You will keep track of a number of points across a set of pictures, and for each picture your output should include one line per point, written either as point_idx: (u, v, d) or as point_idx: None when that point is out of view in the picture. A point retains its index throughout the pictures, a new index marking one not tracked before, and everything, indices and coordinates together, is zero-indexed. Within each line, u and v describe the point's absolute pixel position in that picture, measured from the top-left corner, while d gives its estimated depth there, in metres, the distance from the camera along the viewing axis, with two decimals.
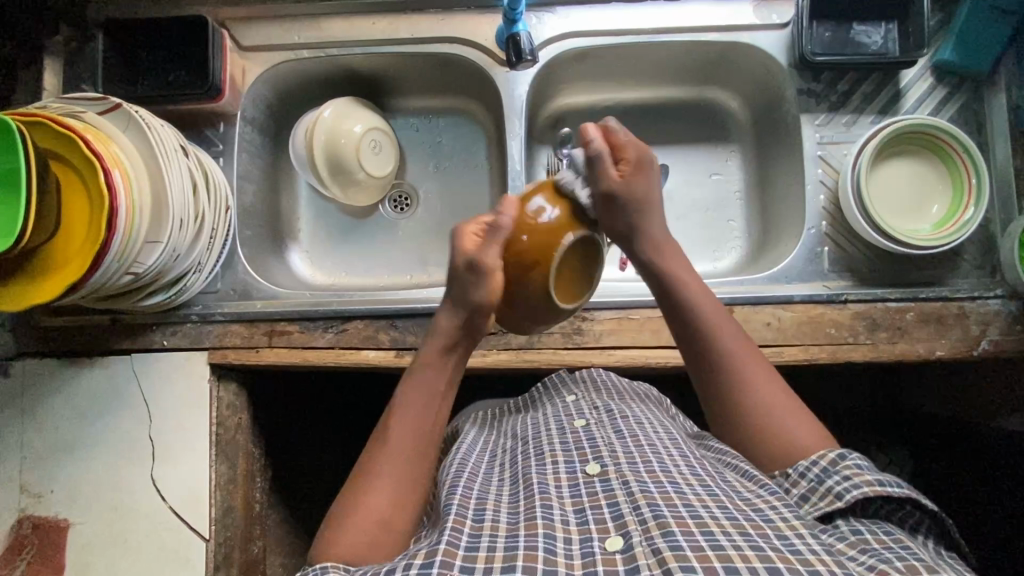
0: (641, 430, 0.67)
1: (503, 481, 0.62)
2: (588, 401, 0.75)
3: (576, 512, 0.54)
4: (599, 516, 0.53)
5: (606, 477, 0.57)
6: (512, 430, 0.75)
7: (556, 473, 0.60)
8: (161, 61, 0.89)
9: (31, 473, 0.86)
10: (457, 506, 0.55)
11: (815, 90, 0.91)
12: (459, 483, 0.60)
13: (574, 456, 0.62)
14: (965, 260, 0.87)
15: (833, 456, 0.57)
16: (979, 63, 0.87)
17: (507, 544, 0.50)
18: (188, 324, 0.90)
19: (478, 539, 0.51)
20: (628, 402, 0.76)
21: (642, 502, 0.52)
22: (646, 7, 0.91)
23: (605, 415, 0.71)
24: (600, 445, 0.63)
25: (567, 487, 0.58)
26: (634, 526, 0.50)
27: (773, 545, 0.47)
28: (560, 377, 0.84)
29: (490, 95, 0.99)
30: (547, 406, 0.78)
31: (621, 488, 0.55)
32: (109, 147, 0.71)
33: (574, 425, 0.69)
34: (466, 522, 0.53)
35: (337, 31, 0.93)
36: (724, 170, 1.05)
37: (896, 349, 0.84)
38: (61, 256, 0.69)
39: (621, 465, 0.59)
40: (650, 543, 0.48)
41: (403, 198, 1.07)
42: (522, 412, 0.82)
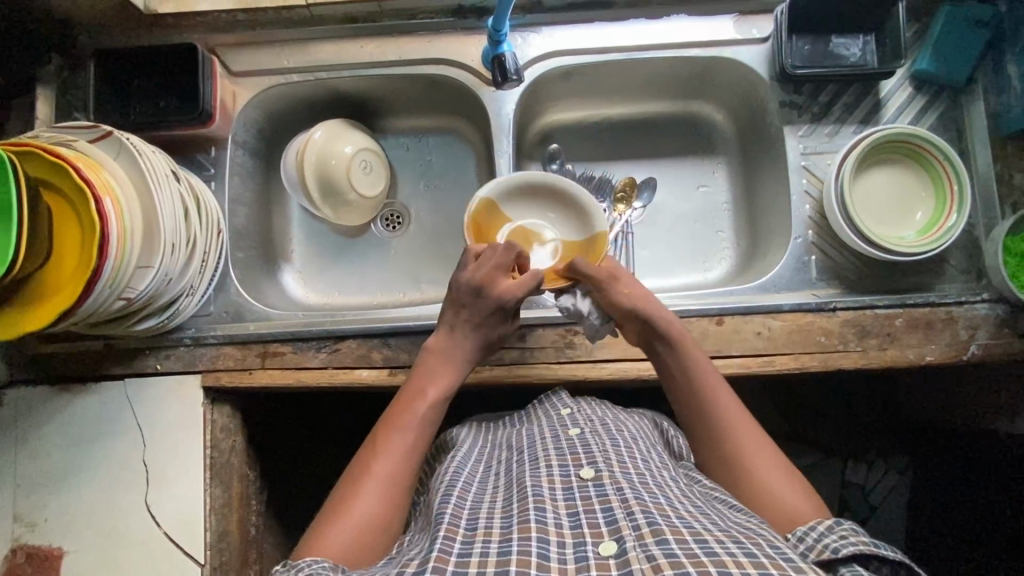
0: (633, 445, 0.68)
1: (498, 488, 0.62)
2: (584, 413, 0.75)
3: (569, 515, 0.54)
4: (592, 520, 0.53)
5: (601, 481, 0.58)
6: (507, 440, 0.75)
7: (550, 476, 0.60)
8: (153, 89, 0.91)
9: (26, 502, 0.86)
10: (450, 516, 0.56)
11: (797, 102, 0.92)
12: (453, 493, 0.61)
13: (569, 460, 0.63)
14: (951, 265, 0.88)
15: (829, 523, 0.56)
16: (956, 72, 0.89)
17: (500, 549, 0.50)
18: (182, 348, 0.90)
19: (471, 546, 0.51)
20: (623, 421, 0.75)
21: (636, 508, 0.53)
22: (628, 25, 0.93)
23: (599, 425, 0.71)
24: (595, 450, 0.64)
25: (561, 490, 0.58)
26: (628, 531, 0.50)
27: (767, 552, 0.47)
28: (557, 397, 0.81)
29: (478, 113, 1.01)
30: (540, 418, 0.77)
31: (616, 494, 0.56)
32: (101, 175, 0.72)
33: (568, 432, 0.69)
34: (458, 531, 0.54)
35: (326, 55, 0.94)
36: (711, 182, 1.06)
37: (886, 355, 0.85)
38: (55, 282, 0.69)
39: (615, 472, 0.59)
40: (645, 549, 0.47)
41: (394, 217, 1.08)
42: (514, 426, 0.81)
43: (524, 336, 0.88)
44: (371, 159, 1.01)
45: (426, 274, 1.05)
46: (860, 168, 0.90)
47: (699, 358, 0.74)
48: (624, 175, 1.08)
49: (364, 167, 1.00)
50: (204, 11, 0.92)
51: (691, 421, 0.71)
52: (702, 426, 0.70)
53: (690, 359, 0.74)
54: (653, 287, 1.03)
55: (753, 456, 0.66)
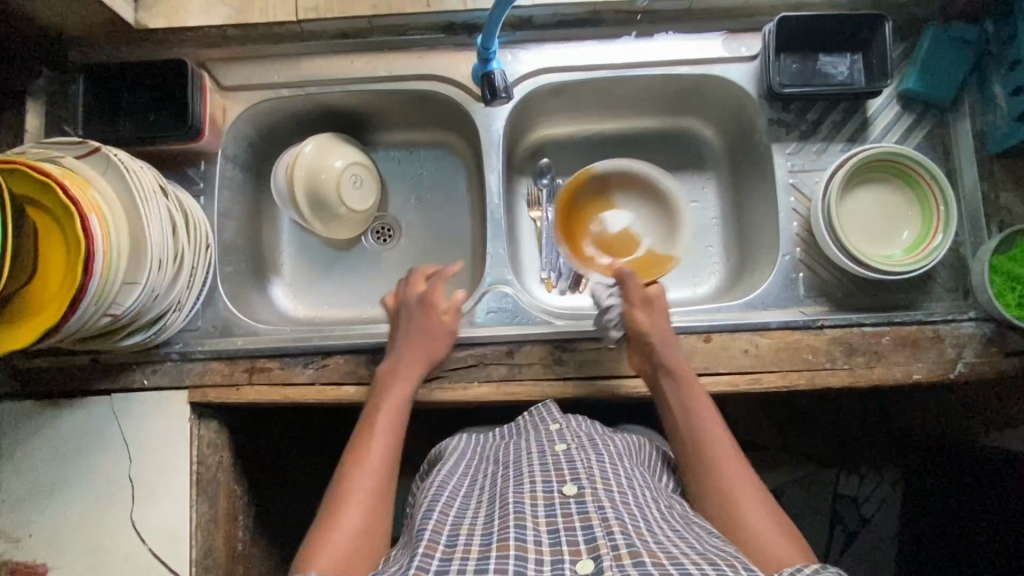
0: (619, 462, 0.67)
1: (480, 504, 0.62)
2: (572, 430, 0.74)
3: (549, 532, 0.53)
4: (572, 538, 0.52)
5: (582, 499, 0.57)
6: (495, 456, 0.75)
7: (533, 492, 0.60)
8: (143, 104, 0.91)
9: (10, 517, 0.85)
10: (431, 532, 0.56)
11: (785, 120, 0.93)
12: (436, 509, 0.61)
13: (553, 476, 0.62)
14: (938, 284, 0.89)
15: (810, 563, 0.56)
16: (943, 92, 0.89)
17: (478, 566, 0.50)
18: (169, 362, 0.90)
19: (448, 564, 0.51)
20: (610, 438, 0.76)
21: (615, 528, 0.52)
22: (618, 43, 0.93)
23: (586, 441, 0.71)
24: (579, 467, 0.63)
25: (542, 507, 0.57)
26: (606, 550, 0.50)
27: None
28: (548, 409, 0.81)
29: (468, 128, 1.01)
30: (529, 433, 0.76)
31: (597, 512, 0.55)
32: (87, 193, 0.72)
33: (555, 448, 0.69)
34: (438, 548, 0.54)
35: (316, 70, 0.94)
36: (701, 197, 1.07)
37: (873, 374, 0.85)
38: (39, 298, 0.69)
39: (598, 489, 0.59)
40: (622, 569, 0.48)
41: (385, 230, 1.08)
42: (503, 440, 0.80)
43: (513, 352, 0.88)
44: (360, 169, 1.01)
45: None
46: (848, 186, 0.90)
47: (703, 396, 0.78)
48: None
49: (354, 180, 1.00)
50: (194, 26, 0.91)
51: (689, 456, 0.73)
52: (700, 461, 0.72)
53: (693, 394, 0.78)
54: None
55: (745, 494, 0.67)
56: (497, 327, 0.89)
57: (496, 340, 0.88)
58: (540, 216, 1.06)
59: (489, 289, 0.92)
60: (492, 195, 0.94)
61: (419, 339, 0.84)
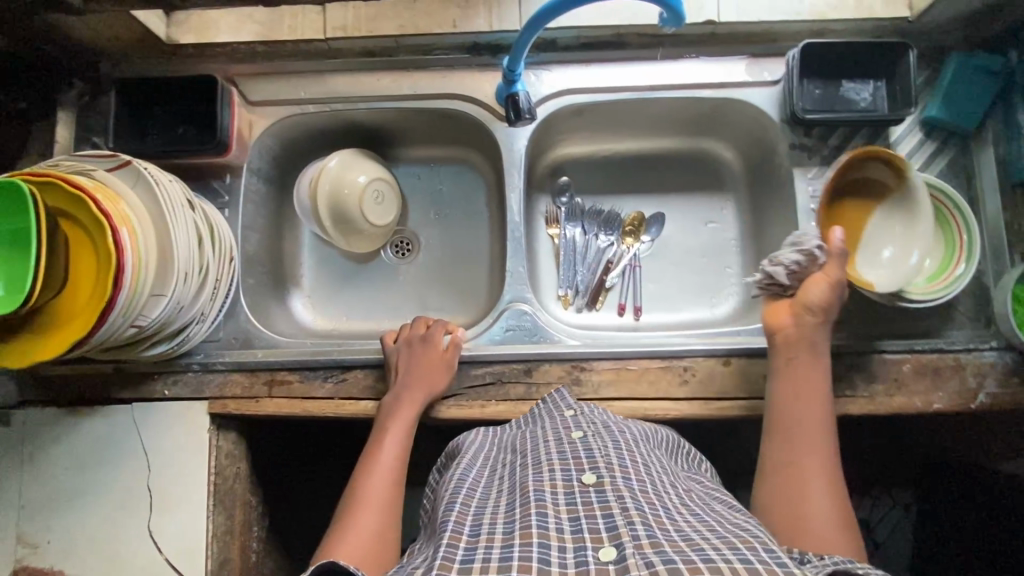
0: (635, 448, 0.67)
1: (501, 492, 0.62)
2: (586, 416, 0.74)
3: (571, 520, 0.53)
4: (593, 526, 0.52)
5: (602, 487, 0.57)
6: (511, 443, 0.74)
7: (552, 480, 0.60)
8: (172, 117, 0.92)
9: (29, 523, 0.86)
10: (454, 523, 0.55)
11: (807, 144, 0.93)
12: (457, 500, 0.60)
13: (572, 465, 0.62)
14: (959, 312, 0.88)
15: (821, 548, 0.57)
16: (966, 119, 0.89)
17: (502, 555, 0.49)
18: (190, 373, 0.91)
19: (473, 552, 0.50)
20: (624, 423, 0.75)
21: (636, 518, 0.52)
22: (640, 65, 0.94)
23: (602, 428, 0.70)
24: (597, 455, 0.63)
25: (563, 496, 0.57)
26: (628, 538, 0.49)
27: (762, 558, 0.47)
28: (563, 397, 0.81)
29: (489, 146, 1.02)
30: (544, 421, 0.76)
31: (617, 501, 0.55)
32: (118, 206, 0.73)
33: (571, 436, 0.68)
34: (462, 538, 0.53)
35: (341, 87, 0.96)
36: (719, 218, 1.06)
37: (893, 402, 0.85)
38: (66, 312, 0.70)
39: (616, 478, 0.59)
40: (643, 556, 0.47)
41: (404, 244, 1.08)
42: (518, 428, 0.79)
43: (531, 371, 0.88)
44: (381, 184, 1.01)
45: (434, 302, 1.06)
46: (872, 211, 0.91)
47: (823, 374, 0.76)
48: (632, 208, 1.08)
49: (374, 196, 1.01)
50: (224, 42, 0.93)
51: (774, 436, 0.74)
52: (784, 443, 0.73)
53: (810, 367, 0.76)
54: (660, 322, 1.03)
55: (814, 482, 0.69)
56: (516, 346, 0.90)
57: (513, 358, 0.89)
58: (559, 233, 1.06)
59: (507, 307, 0.92)
60: (512, 214, 0.95)
61: (418, 374, 0.84)
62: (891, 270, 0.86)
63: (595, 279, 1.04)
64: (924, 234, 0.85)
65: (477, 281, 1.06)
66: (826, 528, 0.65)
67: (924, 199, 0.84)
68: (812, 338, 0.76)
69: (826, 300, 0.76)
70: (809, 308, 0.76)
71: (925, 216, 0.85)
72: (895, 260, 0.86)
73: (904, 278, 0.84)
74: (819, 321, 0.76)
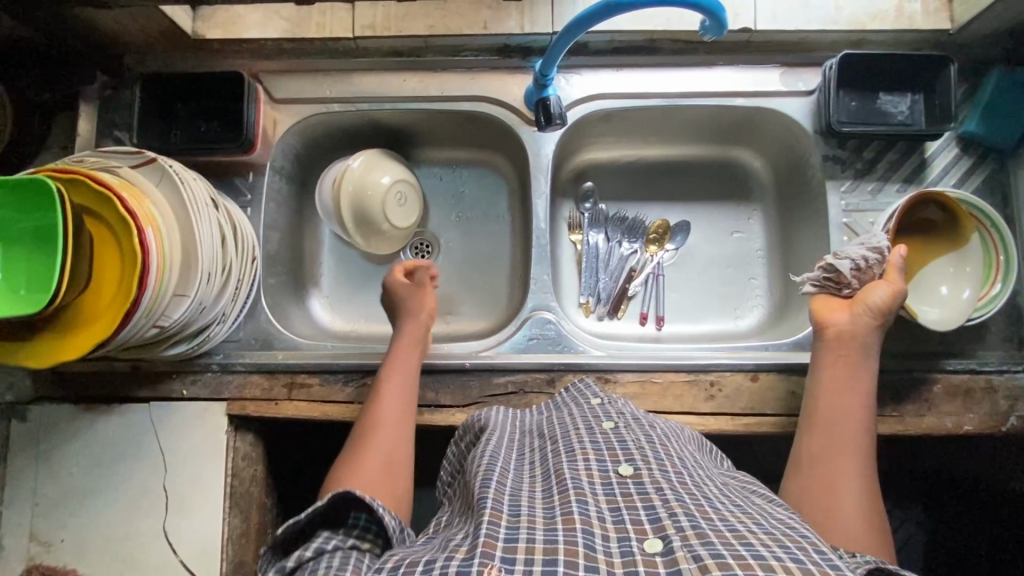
0: (668, 444, 0.65)
1: (535, 477, 0.60)
2: (614, 407, 0.72)
3: (611, 510, 0.52)
4: (635, 517, 0.51)
5: (641, 479, 0.56)
6: (538, 428, 0.73)
7: (589, 470, 0.58)
8: (195, 113, 0.91)
9: (43, 521, 0.85)
10: (494, 501, 0.54)
11: (841, 157, 0.91)
12: (492, 478, 0.59)
13: (606, 456, 0.60)
14: (993, 333, 0.86)
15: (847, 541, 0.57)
16: (1006, 136, 0.87)
17: (546, 537, 0.48)
18: (208, 374, 0.90)
19: (516, 531, 0.50)
20: (651, 417, 0.73)
21: (679, 510, 0.51)
22: (673, 71, 0.92)
23: (632, 421, 0.69)
24: (632, 446, 0.62)
25: (600, 486, 0.56)
26: (673, 530, 0.48)
27: (813, 559, 0.45)
28: (586, 386, 0.80)
29: (515, 151, 1.00)
30: (571, 407, 0.75)
31: (656, 493, 0.54)
32: (144, 205, 0.72)
33: (603, 426, 0.67)
34: (502, 516, 0.52)
35: (368, 86, 0.94)
36: (745, 228, 1.05)
37: (923, 422, 0.83)
38: (92, 309, 0.69)
39: (654, 470, 0.58)
40: (690, 549, 0.46)
41: (424, 246, 1.06)
42: (541, 414, 0.78)
43: (554, 381, 0.87)
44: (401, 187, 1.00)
45: (453, 306, 1.04)
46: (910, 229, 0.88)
47: (869, 378, 0.75)
48: (657, 216, 1.06)
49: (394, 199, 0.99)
50: (251, 38, 0.92)
51: (810, 427, 0.74)
52: (819, 432, 0.72)
53: (853, 371, 0.75)
54: (682, 333, 1.01)
55: (849, 483, 0.67)
56: (539, 355, 0.88)
57: (536, 368, 0.88)
58: (582, 239, 1.04)
59: (530, 315, 0.91)
60: (538, 220, 0.93)
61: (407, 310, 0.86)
62: (941, 310, 0.84)
63: (617, 287, 1.02)
64: (972, 271, 0.84)
65: (498, 286, 1.04)
66: (857, 514, 0.64)
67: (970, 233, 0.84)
68: (867, 339, 0.75)
69: (886, 305, 0.75)
70: (868, 308, 0.76)
71: (973, 253, 0.84)
72: (948, 299, 0.84)
73: (958, 317, 0.82)
74: (876, 324, 0.76)
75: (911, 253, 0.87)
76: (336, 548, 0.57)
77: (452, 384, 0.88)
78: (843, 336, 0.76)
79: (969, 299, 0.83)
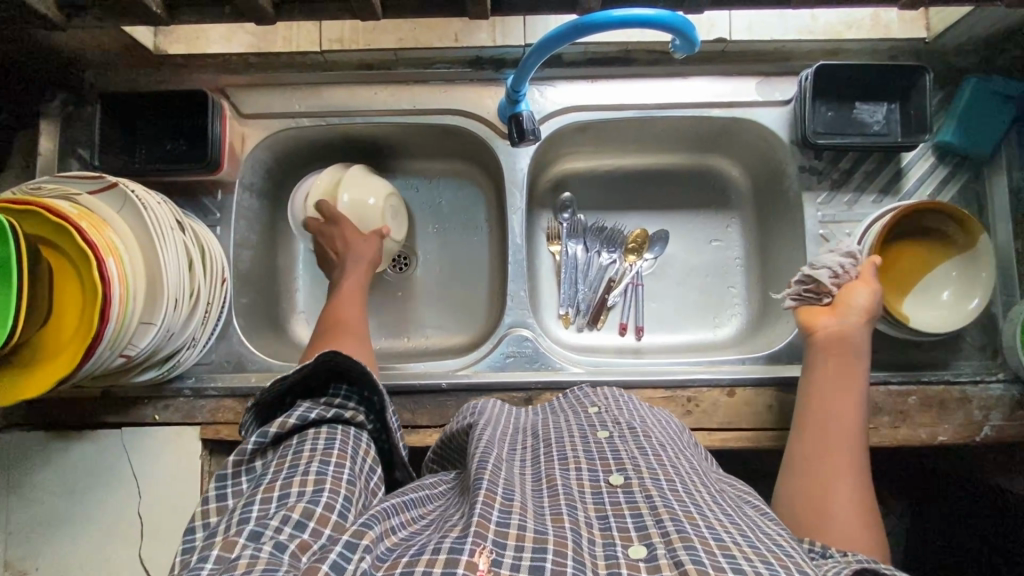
0: (666, 451, 0.62)
1: (527, 474, 0.59)
2: (613, 415, 0.70)
3: (599, 518, 0.51)
4: (622, 524, 0.50)
5: (630, 489, 0.54)
6: (532, 427, 0.72)
7: (580, 479, 0.57)
8: (160, 131, 0.89)
9: (15, 550, 0.84)
10: (488, 482, 0.52)
11: (816, 167, 0.91)
12: (489, 459, 0.57)
13: (598, 465, 0.59)
14: (966, 342, 0.87)
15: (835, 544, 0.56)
16: (979, 146, 0.87)
17: (537, 527, 0.48)
18: (181, 398, 0.89)
19: (508, 517, 0.48)
20: (651, 422, 0.70)
21: (664, 516, 0.49)
22: (647, 83, 0.91)
23: (628, 430, 0.66)
24: (624, 456, 0.60)
25: (590, 495, 0.55)
26: (657, 538, 0.47)
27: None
28: (581, 391, 0.79)
29: (490, 162, 0.99)
30: (567, 414, 0.73)
31: (645, 501, 0.52)
32: (104, 233, 0.70)
33: (597, 436, 0.65)
34: (496, 499, 0.50)
35: (338, 100, 0.92)
36: (724, 236, 1.04)
37: (899, 434, 0.84)
38: (58, 335, 0.67)
39: (645, 479, 0.55)
40: (673, 555, 0.45)
41: (401, 258, 1.05)
42: (538, 413, 0.77)
43: (532, 400, 0.87)
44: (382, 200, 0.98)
45: (432, 319, 1.03)
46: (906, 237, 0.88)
47: (863, 379, 0.74)
48: (635, 225, 1.05)
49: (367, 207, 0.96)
50: (215, 52, 0.90)
51: (803, 426, 0.74)
52: (814, 434, 0.72)
53: (844, 372, 0.75)
54: (661, 343, 1.01)
55: (839, 483, 0.67)
56: (516, 373, 0.88)
57: (514, 386, 0.87)
58: (561, 250, 1.03)
59: (507, 332, 0.91)
60: (514, 236, 0.93)
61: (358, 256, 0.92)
62: (943, 313, 0.85)
63: (596, 298, 1.01)
64: (967, 275, 0.85)
65: (476, 299, 1.03)
66: (844, 525, 0.63)
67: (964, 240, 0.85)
68: (854, 339, 0.76)
69: (871, 308, 0.77)
70: (852, 309, 0.76)
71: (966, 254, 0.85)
72: (947, 302, 0.85)
73: (953, 322, 0.83)
74: (862, 327, 0.76)
75: (911, 262, 0.88)
76: (318, 420, 0.59)
77: (427, 404, 0.87)
78: (838, 340, 0.76)
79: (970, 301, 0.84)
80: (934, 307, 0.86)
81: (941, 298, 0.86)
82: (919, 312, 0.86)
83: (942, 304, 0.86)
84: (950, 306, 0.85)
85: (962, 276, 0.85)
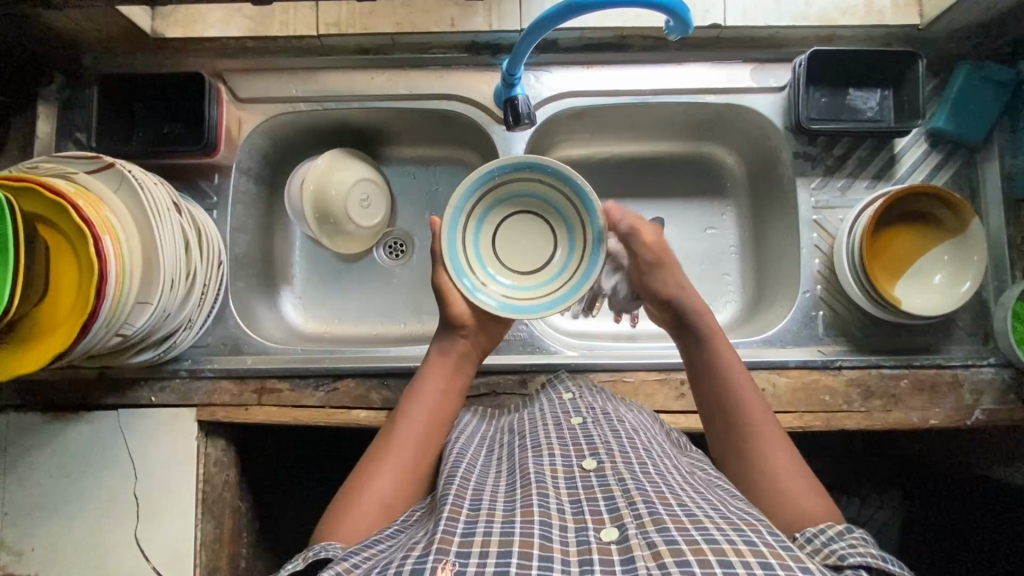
0: (638, 435, 0.64)
1: (500, 472, 0.60)
2: (585, 401, 0.72)
3: (572, 502, 0.52)
4: (593, 508, 0.51)
5: (602, 473, 0.56)
6: (508, 425, 0.73)
7: (553, 465, 0.58)
8: (157, 114, 0.90)
9: (11, 531, 0.84)
10: (454, 496, 0.53)
11: (811, 154, 0.91)
12: (456, 475, 0.58)
13: (571, 451, 0.60)
14: (958, 327, 0.88)
15: (839, 528, 0.55)
16: (973, 132, 0.88)
17: (503, 529, 0.48)
18: (178, 380, 0.89)
19: (474, 526, 0.48)
20: (621, 409, 0.73)
21: (637, 498, 0.51)
22: (643, 69, 0.92)
23: (602, 415, 0.68)
24: (597, 441, 0.61)
25: (564, 480, 0.56)
26: (629, 519, 0.48)
27: (767, 540, 0.46)
28: (560, 384, 0.79)
29: (487, 148, 0.99)
30: (542, 403, 0.74)
31: (618, 485, 0.54)
32: (101, 212, 0.70)
33: (570, 422, 0.66)
34: (462, 511, 0.51)
35: (335, 85, 0.93)
36: (719, 224, 1.04)
37: (890, 418, 0.85)
38: (52, 320, 0.68)
39: (618, 463, 0.57)
40: (646, 536, 0.46)
41: (397, 245, 1.05)
42: (516, 413, 0.78)
43: (526, 382, 0.87)
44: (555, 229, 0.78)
45: (427, 305, 1.03)
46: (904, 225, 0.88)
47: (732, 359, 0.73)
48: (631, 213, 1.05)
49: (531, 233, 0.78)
50: (212, 36, 0.90)
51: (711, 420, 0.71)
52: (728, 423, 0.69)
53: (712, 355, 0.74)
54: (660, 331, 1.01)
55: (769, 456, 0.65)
56: (510, 356, 0.88)
57: (509, 369, 0.88)
58: None
59: None
60: None
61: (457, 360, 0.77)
62: (934, 297, 0.86)
63: None
64: (963, 260, 0.85)
65: None
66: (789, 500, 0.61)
67: (965, 225, 0.85)
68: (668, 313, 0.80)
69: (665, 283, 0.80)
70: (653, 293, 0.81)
71: (964, 239, 0.85)
72: (940, 287, 0.86)
73: (945, 306, 0.84)
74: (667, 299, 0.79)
75: (908, 249, 0.88)
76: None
77: None
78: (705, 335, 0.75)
79: (966, 285, 0.84)
80: (931, 292, 0.86)
81: (939, 284, 0.86)
82: (909, 296, 0.86)
83: (938, 290, 0.86)
84: (948, 292, 0.85)
85: (959, 264, 0.86)
